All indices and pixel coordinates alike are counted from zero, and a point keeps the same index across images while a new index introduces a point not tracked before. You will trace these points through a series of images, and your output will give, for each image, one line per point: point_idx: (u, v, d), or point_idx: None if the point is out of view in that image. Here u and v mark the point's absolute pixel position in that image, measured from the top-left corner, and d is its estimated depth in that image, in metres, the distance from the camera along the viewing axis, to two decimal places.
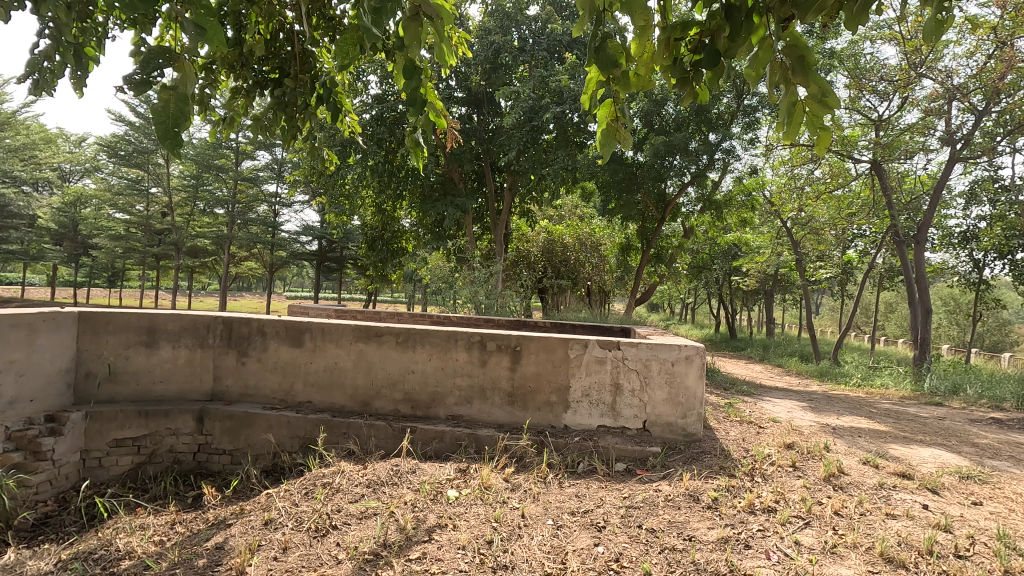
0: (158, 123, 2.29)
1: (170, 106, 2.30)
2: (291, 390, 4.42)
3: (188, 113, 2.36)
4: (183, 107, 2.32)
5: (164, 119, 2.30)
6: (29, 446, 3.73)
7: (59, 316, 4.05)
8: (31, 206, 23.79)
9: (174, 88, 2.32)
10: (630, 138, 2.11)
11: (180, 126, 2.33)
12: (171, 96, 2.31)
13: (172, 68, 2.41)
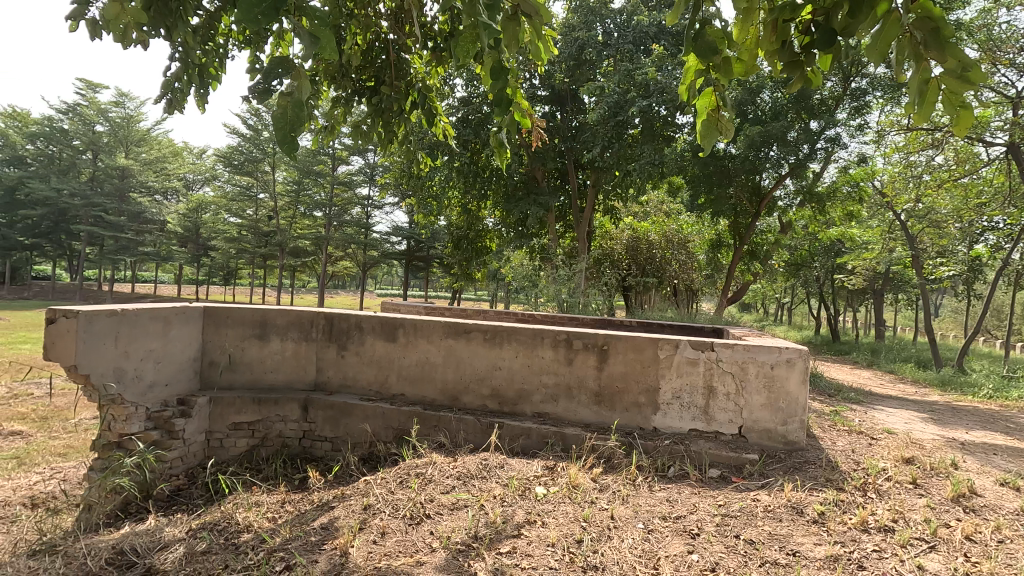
0: (278, 126, 2.44)
1: (287, 112, 2.44)
2: (386, 383, 4.64)
3: (303, 119, 2.49)
4: (298, 112, 2.45)
5: (280, 122, 2.45)
6: (165, 425, 4.22)
7: (188, 311, 4.52)
8: (161, 213, 26.76)
9: (289, 94, 2.46)
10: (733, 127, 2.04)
11: (295, 129, 2.47)
12: (285, 100, 2.46)
13: (286, 76, 2.54)
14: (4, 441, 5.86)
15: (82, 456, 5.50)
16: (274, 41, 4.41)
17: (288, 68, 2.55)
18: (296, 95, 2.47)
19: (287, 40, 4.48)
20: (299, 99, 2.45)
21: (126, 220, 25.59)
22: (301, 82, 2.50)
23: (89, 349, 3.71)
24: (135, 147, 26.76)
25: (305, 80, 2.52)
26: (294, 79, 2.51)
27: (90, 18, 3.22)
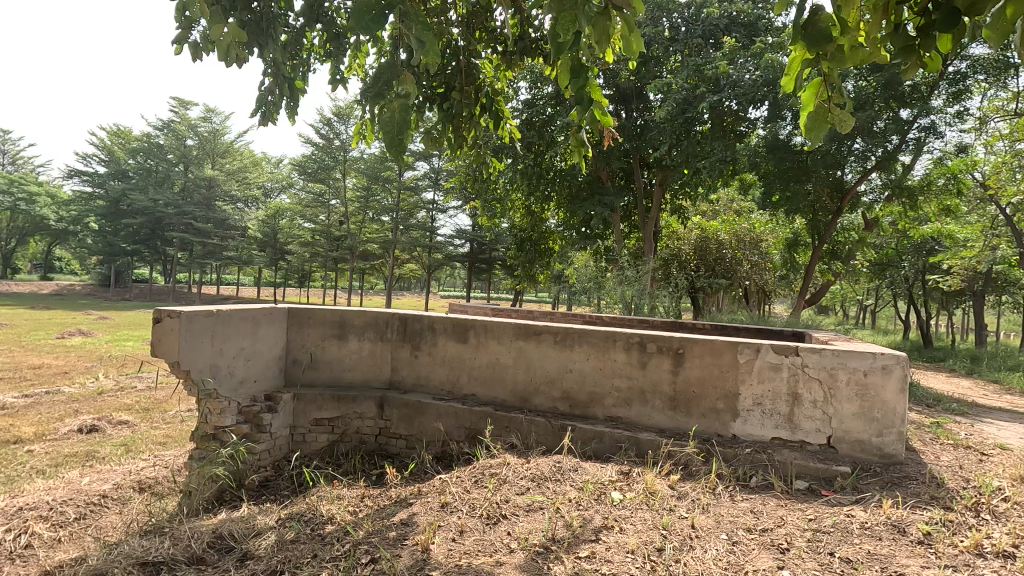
0: (389, 132, 2.75)
1: (396, 118, 2.71)
2: (458, 383, 4.72)
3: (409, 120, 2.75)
4: (405, 115, 2.71)
5: (390, 129, 2.76)
6: (254, 419, 4.49)
7: (274, 311, 4.79)
8: (243, 219, 28.55)
9: (401, 99, 2.71)
10: (847, 117, 1.94)
11: (403, 135, 2.75)
12: (396, 108, 2.73)
13: (393, 81, 2.85)
14: (113, 430, 6.43)
15: (179, 446, 5.94)
16: (352, 53, 4.60)
17: (395, 74, 2.85)
18: (406, 97, 2.71)
19: (364, 51, 4.65)
20: (406, 103, 2.70)
21: (213, 227, 27.50)
22: (409, 83, 2.70)
23: (190, 347, 3.99)
24: (220, 158, 28.95)
25: (411, 83, 2.71)
26: (403, 84, 2.72)
27: (191, 42, 3.47)
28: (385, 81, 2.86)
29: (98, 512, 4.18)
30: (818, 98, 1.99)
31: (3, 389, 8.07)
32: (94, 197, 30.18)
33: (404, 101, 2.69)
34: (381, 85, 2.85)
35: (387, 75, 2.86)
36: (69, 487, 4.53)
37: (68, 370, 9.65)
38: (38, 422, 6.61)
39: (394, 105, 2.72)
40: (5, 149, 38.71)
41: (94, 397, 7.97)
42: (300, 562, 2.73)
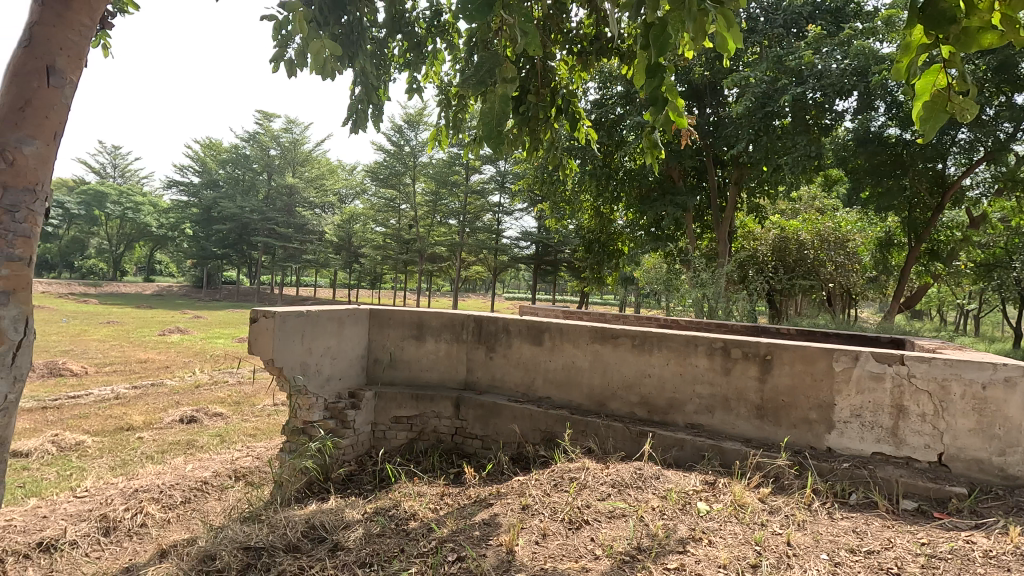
0: (486, 123, 3.32)
1: (496, 109, 3.28)
2: (532, 386, 4.73)
3: (506, 112, 3.31)
4: (503, 107, 3.28)
5: (490, 120, 3.32)
6: (339, 415, 4.70)
7: (357, 312, 4.99)
8: (320, 224, 30.01)
9: (504, 89, 3.26)
10: (971, 105, 1.76)
11: (500, 122, 3.31)
12: (497, 101, 3.30)
13: (493, 71, 3.59)
14: (210, 421, 6.92)
15: (268, 438, 6.30)
16: (430, 60, 4.70)
17: (495, 64, 3.58)
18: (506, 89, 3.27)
19: (440, 58, 4.75)
20: (506, 94, 3.25)
21: (293, 232, 29.14)
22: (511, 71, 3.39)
23: (282, 346, 4.22)
24: (300, 167, 30.83)
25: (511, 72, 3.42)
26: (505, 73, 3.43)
27: (287, 60, 3.66)
28: (487, 69, 3.60)
29: (201, 497, 4.50)
30: (937, 86, 1.82)
31: (117, 380, 8.91)
32: (190, 205, 32.77)
33: (503, 95, 3.24)
34: (483, 73, 3.61)
35: (489, 65, 3.59)
36: (175, 473, 4.92)
37: (169, 364, 10.50)
38: (146, 411, 7.23)
39: (496, 98, 3.29)
40: (116, 163, 42.84)
41: (193, 390, 8.63)
42: (388, 555, 2.82)
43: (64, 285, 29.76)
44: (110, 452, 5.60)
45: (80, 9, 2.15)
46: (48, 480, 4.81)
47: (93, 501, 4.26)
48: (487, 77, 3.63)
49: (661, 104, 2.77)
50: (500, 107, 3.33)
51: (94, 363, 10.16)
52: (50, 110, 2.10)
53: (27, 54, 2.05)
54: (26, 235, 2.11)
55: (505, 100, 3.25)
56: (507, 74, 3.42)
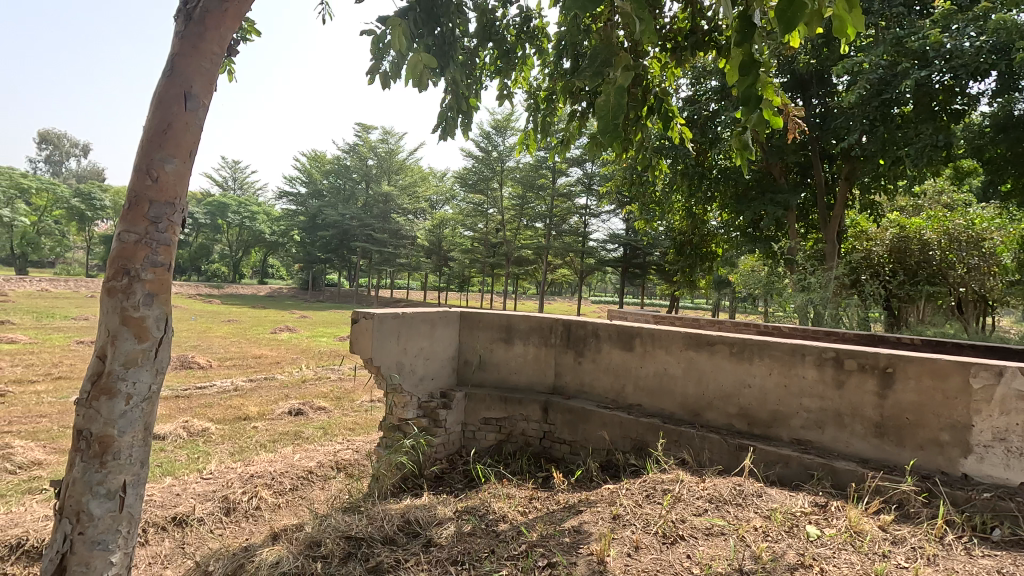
0: (604, 118, 3.01)
1: (611, 102, 2.94)
2: (622, 392, 4.62)
3: (622, 105, 2.95)
4: (620, 99, 2.91)
5: (608, 113, 2.99)
6: (432, 414, 4.87)
7: (448, 314, 5.13)
8: (412, 229, 31.31)
9: (618, 86, 2.91)
10: None
11: (618, 113, 2.96)
12: (612, 92, 2.95)
13: (611, 62, 3.15)
14: (315, 414, 7.44)
15: (365, 433, 6.67)
16: (520, 66, 4.73)
17: (612, 53, 3.15)
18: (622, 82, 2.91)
19: (530, 64, 4.77)
20: (622, 86, 2.89)
21: (388, 237, 30.66)
22: (624, 62, 3.01)
23: (380, 345, 4.44)
24: (395, 175, 32.46)
25: (626, 63, 3.03)
26: (618, 65, 3.04)
27: (382, 72, 3.79)
28: (602, 61, 3.18)
29: (307, 485, 4.84)
30: None
31: (236, 374, 9.83)
32: (297, 213, 35.50)
33: (618, 84, 2.88)
34: (599, 65, 3.16)
35: (604, 55, 3.17)
36: (285, 461, 5.33)
37: (280, 360, 11.43)
38: (260, 403, 7.92)
39: (611, 90, 2.94)
40: (236, 176, 47.37)
41: (300, 384, 9.33)
42: (479, 556, 2.86)
43: (194, 287, 33.31)
44: (230, 439, 6.18)
45: (213, 40, 2.37)
46: (181, 461, 5.39)
47: (217, 483, 4.71)
48: (603, 67, 3.18)
49: (754, 102, 2.57)
50: (615, 99, 2.97)
51: (218, 357, 11.29)
52: (187, 132, 2.34)
53: (169, 83, 2.30)
54: (168, 244, 2.37)
55: (622, 91, 2.87)
56: (623, 64, 3.03)
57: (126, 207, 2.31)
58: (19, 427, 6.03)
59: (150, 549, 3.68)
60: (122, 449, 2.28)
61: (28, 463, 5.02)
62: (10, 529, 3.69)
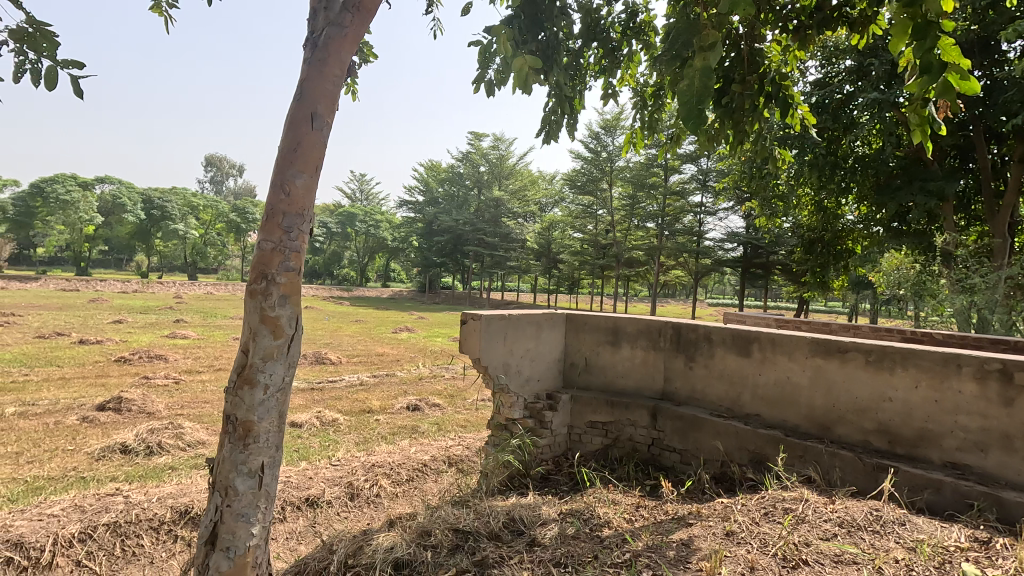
0: (685, 103, 2.71)
1: (696, 84, 2.66)
2: (738, 401, 4.33)
3: (709, 87, 2.66)
4: (707, 81, 2.64)
5: (688, 98, 2.70)
6: (537, 415, 4.93)
7: (554, 316, 5.16)
8: (522, 233, 31.90)
9: (705, 65, 2.65)
10: None
11: (700, 103, 2.68)
12: (696, 75, 2.69)
13: (693, 40, 2.96)
14: (430, 410, 7.84)
15: (476, 430, 6.90)
16: (626, 63, 4.61)
17: (694, 31, 2.96)
18: (710, 60, 2.64)
19: (636, 60, 4.64)
20: (711, 65, 2.64)
21: (499, 241, 31.51)
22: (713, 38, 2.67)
23: (487, 346, 4.55)
24: (506, 180, 33.46)
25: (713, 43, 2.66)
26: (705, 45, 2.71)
27: (487, 81, 3.90)
28: (683, 42, 3.01)
29: (421, 477, 5.12)
30: None
31: (362, 369, 10.68)
32: (415, 220, 37.69)
33: (705, 65, 2.63)
34: (680, 45, 3.00)
35: (686, 34, 2.98)
36: (402, 453, 5.68)
37: (400, 358, 12.21)
38: (383, 397, 8.52)
39: (695, 72, 2.68)
40: (364, 188, 51.49)
41: (417, 381, 9.91)
42: (582, 560, 2.83)
43: (327, 290, 36.63)
44: (356, 429, 6.72)
45: (335, 63, 2.59)
46: (314, 448, 5.96)
47: (344, 469, 5.13)
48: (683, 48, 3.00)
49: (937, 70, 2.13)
50: (700, 83, 2.71)
51: (346, 354, 12.34)
52: (313, 149, 2.59)
53: (299, 106, 2.56)
54: (298, 251, 2.64)
55: (707, 70, 2.63)
56: (711, 41, 2.71)
57: (264, 219, 2.60)
58: (189, 411, 7.04)
59: (288, 525, 4.12)
60: (261, 434, 2.57)
61: (195, 442, 5.84)
62: (180, 498, 4.31)
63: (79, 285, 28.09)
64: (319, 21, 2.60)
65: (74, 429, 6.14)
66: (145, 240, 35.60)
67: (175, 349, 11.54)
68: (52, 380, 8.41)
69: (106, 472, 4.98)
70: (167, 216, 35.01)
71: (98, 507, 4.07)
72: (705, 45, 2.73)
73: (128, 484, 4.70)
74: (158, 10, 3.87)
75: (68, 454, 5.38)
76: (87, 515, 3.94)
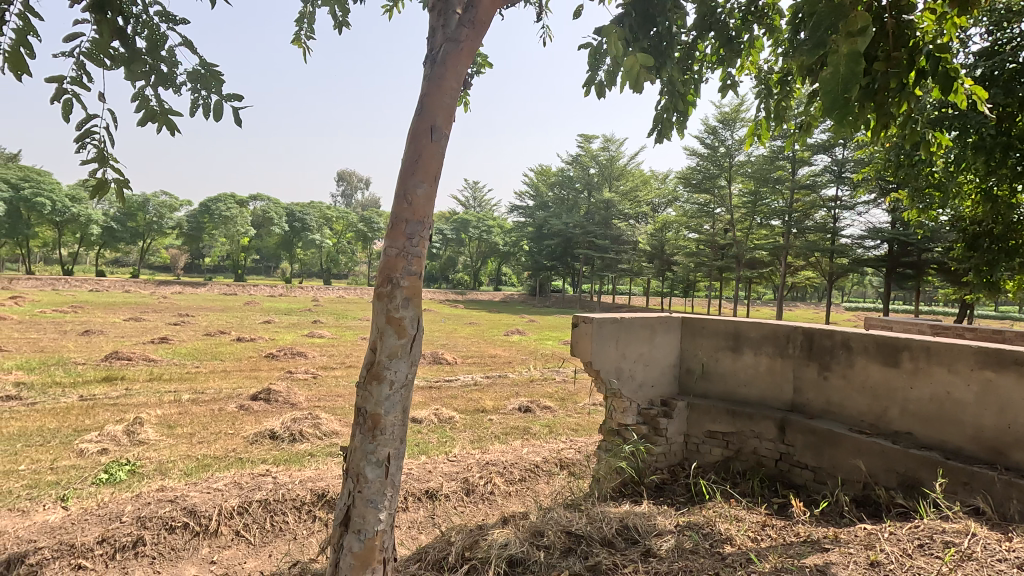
0: (828, 91, 2.38)
1: (842, 71, 2.32)
2: (885, 416, 3.88)
3: (858, 73, 2.30)
4: (854, 67, 2.28)
5: (833, 87, 2.38)
6: (651, 421, 4.77)
7: (669, 319, 4.96)
8: (634, 234, 31.21)
9: (850, 46, 2.29)
10: None
11: (849, 90, 2.32)
12: (841, 61, 2.34)
13: (838, 25, 2.48)
14: (542, 413, 7.91)
15: (588, 435, 6.85)
16: (747, 50, 4.32)
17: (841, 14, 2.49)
18: (859, 43, 2.27)
19: (758, 46, 4.34)
20: (859, 47, 2.26)
21: (609, 243, 31.10)
22: (862, 19, 2.28)
23: (599, 349, 4.49)
24: (616, 181, 32.90)
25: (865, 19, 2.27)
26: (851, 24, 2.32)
27: (598, 82, 3.86)
28: (828, 27, 2.54)
29: (534, 478, 5.20)
30: None
31: (476, 370, 11.10)
32: (526, 225, 38.38)
33: (852, 50, 2.27)
34: (824, 31, 2.54)
35: (830, 19, 2.52)
36: (515, 453, 5.79)
37: (512, 360, 12.49)
38: (496, 397, 8.79)
39: (839, 59, 2.33)
40: (477, 196, 53.54)
41: (528, 383, 10.07)
42: None
43: (444, 294, 38.50)
44: (471, 428, 6.98)
45: (452, 77, 2.72)
46: (433, 443, 6.29)
47: (461, 465, 5.35)
48: (828, 35, 2.56)
49: None
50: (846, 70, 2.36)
51: (462, 355, 12.88)
52: (432, 159, 2.74)
53: (419, 120, 2.72)
54: (419, 256, 2.80)
55: (855, 57, 2.27)
56: (859, 22, 2.31)
57: (389, 227, 2.79)
58: (324, 403, 7.77)
59: (411, 515, 4.39)
60: (387, 426, 2.76)
61: (330, 432, 6.43)
62: (318, 481, 4.77)
63: (237, 290, 32.19)
64: (437, 38, 2.75)
65: (234, 415, 7.05)
66: (289, 249, 39.95)
67: (314, 347, 12.82)
68: (217, 372, 9.72)
69: (258, 455, 5.65)
70: (306, 228, 39.31)
71: (253, 485, 4.63)
72: (848, 28, 2.37)
73: (277, 466, 5.31)
74: (298, 43, 4.32)
75: (230, 437, 6.18)
76: (245, 492, 4.50)
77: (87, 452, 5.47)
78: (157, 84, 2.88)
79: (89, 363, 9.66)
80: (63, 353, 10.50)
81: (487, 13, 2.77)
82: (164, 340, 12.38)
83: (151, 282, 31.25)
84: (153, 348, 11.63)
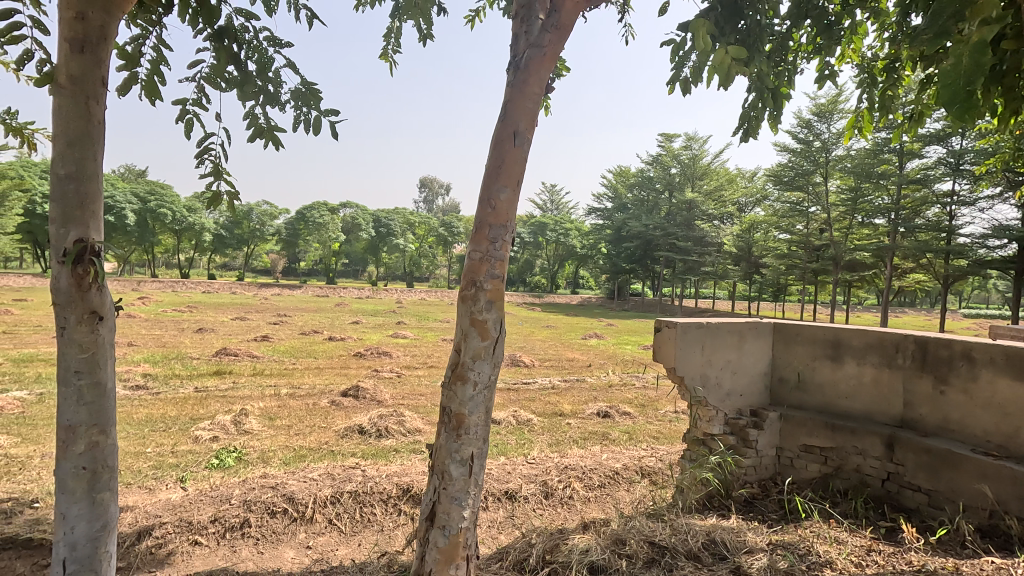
0: (946, 85, 2.04)
1: (965, 63, 1.97)
2: (1017, 438, 3.46)
3: (986, 63, 1.95)
4: (979, 59, 1.93)
5: (953, 82, 2.04)
6: (740, 432, 4.55)
7: (760, 325, 4.71)
8: (718, 236, 29.88)
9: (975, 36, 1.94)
10: None
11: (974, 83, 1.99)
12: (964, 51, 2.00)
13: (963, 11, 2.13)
14: (621, 419, 7.75)
15: (670, 443, 6.63)
16: (847, 36, 4.02)
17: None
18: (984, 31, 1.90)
19: (862, 31, 4.03)
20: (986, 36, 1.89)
21: (691, 245, 30.03)
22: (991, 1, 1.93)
23: (684, 355, 4.34)
24: (699, 181, 31.66)
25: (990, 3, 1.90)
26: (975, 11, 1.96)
27: (683, 78, 3.72)
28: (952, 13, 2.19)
29: (614, 484, 5.11)
30: None
31: (553, 373, 11.08)
32: (604, 227, 37.87)
33: (976, 41, 1.91)
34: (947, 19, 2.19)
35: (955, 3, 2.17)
36: (594, 458, 5.73)
37: (590, 364, 12.35)
38: (574, 401, 8.72)
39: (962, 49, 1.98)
40: (554, 199, 53.55)
41: (607, 388, 9.90)
42: None
43: (521, 297, 38.79)
44: (549, 431, 6.98)
45: (535, 82, 2.74)
46: (511, 444, 6.36)
47: (539, 468, 5.36)
48: (950, 22, 2.23)
49: None
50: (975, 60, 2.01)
51: (539, 358, 12.90)
52: (515, 164, 2.77)
53: (503, 125, 2.76)
54: (501, 259, 2.84)
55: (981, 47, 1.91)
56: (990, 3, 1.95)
57: (474, 231, 2.86)
58: (407, 401, 8.07)
59: (491, 514, 4.46)
60: (471, 426, 2.82)
61: (413, 429, 6.66)
62: (403, 477, 4.97)
63: (328, 292, 34.24)
64: (520, 44, 2.79)
65: (326, 410, 7.50)
66: (375, 254, 41.94)
67: (398, 347, 13.35)
68: (311, 369, 10.37)
69: (347, 448, 5.97)
70: (391, 233, 41.09)
71: (344, 477, 4.90)
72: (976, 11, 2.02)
73: (365, 460, 5.59)
74: (384, 57, 4.54)
75: (322, 431, 6.58)
76: (337, 482, 4.77)
77: (201, 438, 6.04)
78: (265, 103, 3.14)
79: (202, 358, 10.66)
80: (181, 348, 11.64)
81: (570, 16, 2.76)
82: (265, 338, 13.39)
83: (254, 284, 33.98)
84: (256, 345, 12.63)
